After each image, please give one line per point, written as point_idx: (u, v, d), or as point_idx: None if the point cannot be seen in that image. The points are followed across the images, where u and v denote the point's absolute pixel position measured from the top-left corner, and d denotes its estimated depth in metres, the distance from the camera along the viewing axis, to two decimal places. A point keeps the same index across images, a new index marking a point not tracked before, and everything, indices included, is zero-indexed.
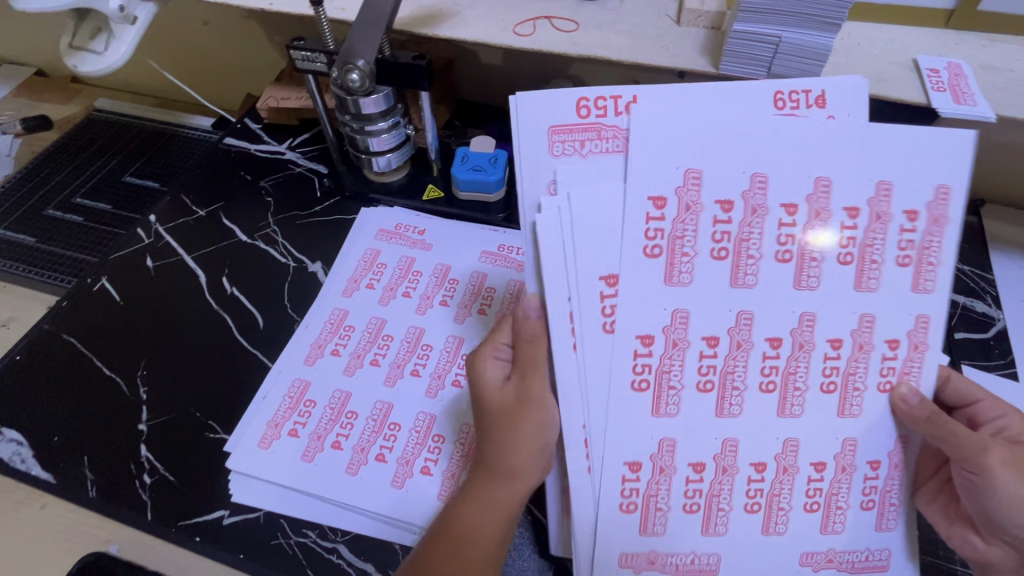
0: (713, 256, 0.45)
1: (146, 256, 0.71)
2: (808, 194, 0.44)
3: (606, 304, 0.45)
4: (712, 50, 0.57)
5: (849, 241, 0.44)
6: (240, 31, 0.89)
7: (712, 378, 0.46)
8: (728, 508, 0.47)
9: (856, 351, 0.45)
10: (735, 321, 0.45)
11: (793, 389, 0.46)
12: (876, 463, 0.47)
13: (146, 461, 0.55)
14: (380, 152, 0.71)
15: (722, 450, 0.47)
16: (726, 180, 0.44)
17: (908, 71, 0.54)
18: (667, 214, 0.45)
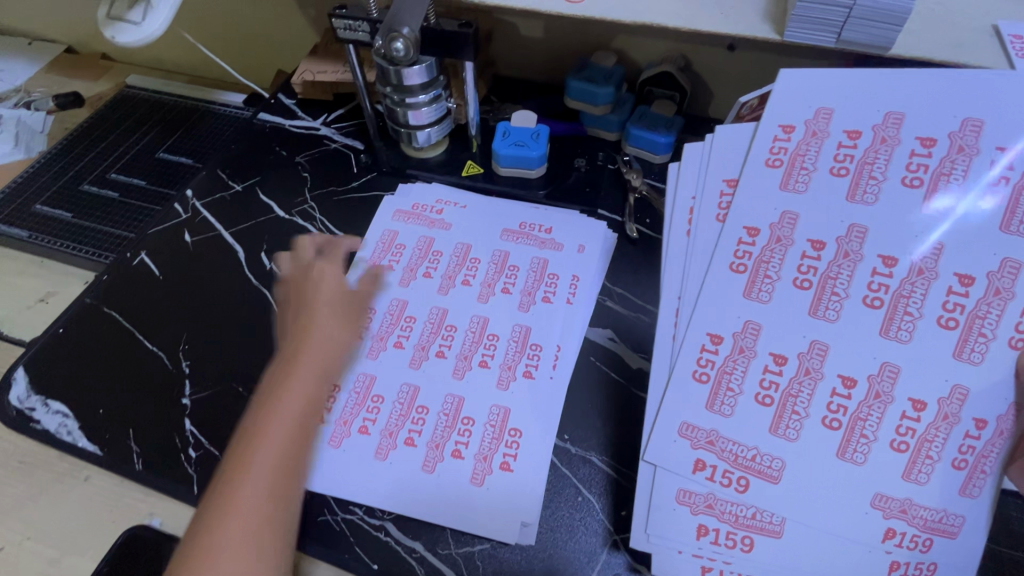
0: (833, 173, 0.48)
1: (184, 231, 0.70)
2: (952, 133, 0.46)
3: (723, 200, 0.50)
4: (775, 15, 0.55)
5: (999, 182, 0.45)
6: (274, 3, 0.87)
7: (812, 278, 0.47)
8: (803, 414, 0.46)
9: (991, 295, 0.44)
10: (847, 232, 0.47)
11: (904, 313, 0.45)
12: (983, 423, 0.44)
13: (191, 435, 0.55)
14: (419, 126, 0.69)
15: (807, 350, 0.46)
16: (858, 116, 0.48)
17: (987, 37, 0.51)
18: (794, 137, 0.49)
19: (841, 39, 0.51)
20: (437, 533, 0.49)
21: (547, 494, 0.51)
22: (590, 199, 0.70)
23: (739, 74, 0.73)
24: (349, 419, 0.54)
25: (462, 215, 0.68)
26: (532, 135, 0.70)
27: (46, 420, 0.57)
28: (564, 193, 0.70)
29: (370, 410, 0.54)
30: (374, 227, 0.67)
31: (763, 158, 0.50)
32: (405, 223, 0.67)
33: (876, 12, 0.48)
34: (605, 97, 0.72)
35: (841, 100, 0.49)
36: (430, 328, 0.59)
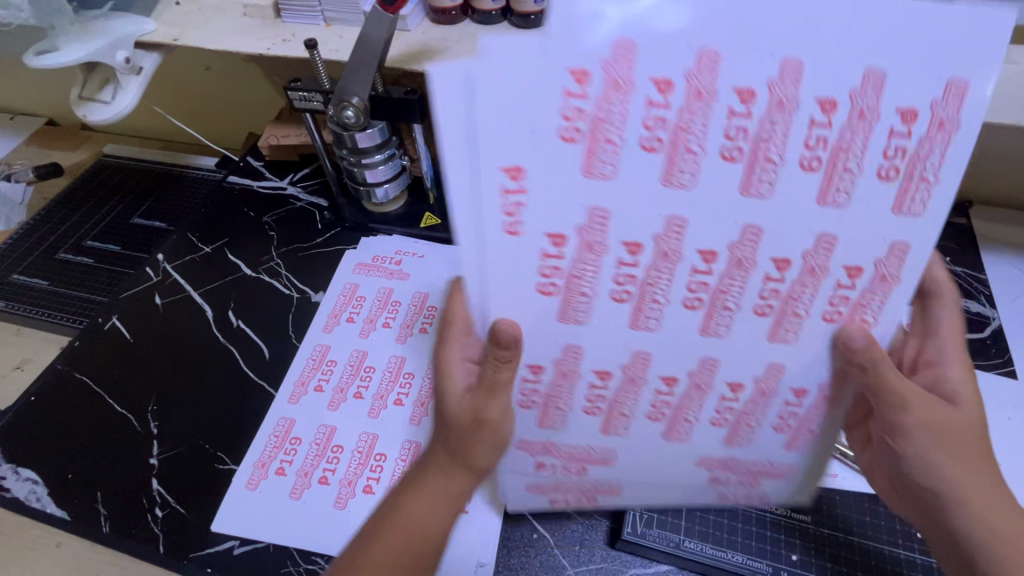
0: (723, 155, 0.33)
1: (155, 294, 0.73)
2: (771, 80, 0.32)
3: (509, 203, 0.35)
4: None
5: (819, 143, 0.33)
6: (241, 73, 0.92)
7: (630, 288, 0.38)
8: (756, 425, 0.43)
9: (805, 275, 0.37)
10: (665, 228, 0.36)
11: (791, 315, 0.39)
12: (803, 392, 0.42)
13: (157, 495, 0.56)
14: (377, 183, 0.73)
15: (629, 363, 0.42)
16: (668, 47, 0.31)
17: None
18: (590, 95, 0.32)
19: None
20: None
21: (501, 534, 0.52)
22: None
23: None
24: (310, 470, 0.56)
25: (419, 266, 0.72)
26: None
27: (16, 487, 0.58)
28: None
29: (330, 460, 0.56)
30: (335, 281, 0.71)
31: (551, 130, 0.33)
32: (366, 276, 0.71)
33: None
34: None
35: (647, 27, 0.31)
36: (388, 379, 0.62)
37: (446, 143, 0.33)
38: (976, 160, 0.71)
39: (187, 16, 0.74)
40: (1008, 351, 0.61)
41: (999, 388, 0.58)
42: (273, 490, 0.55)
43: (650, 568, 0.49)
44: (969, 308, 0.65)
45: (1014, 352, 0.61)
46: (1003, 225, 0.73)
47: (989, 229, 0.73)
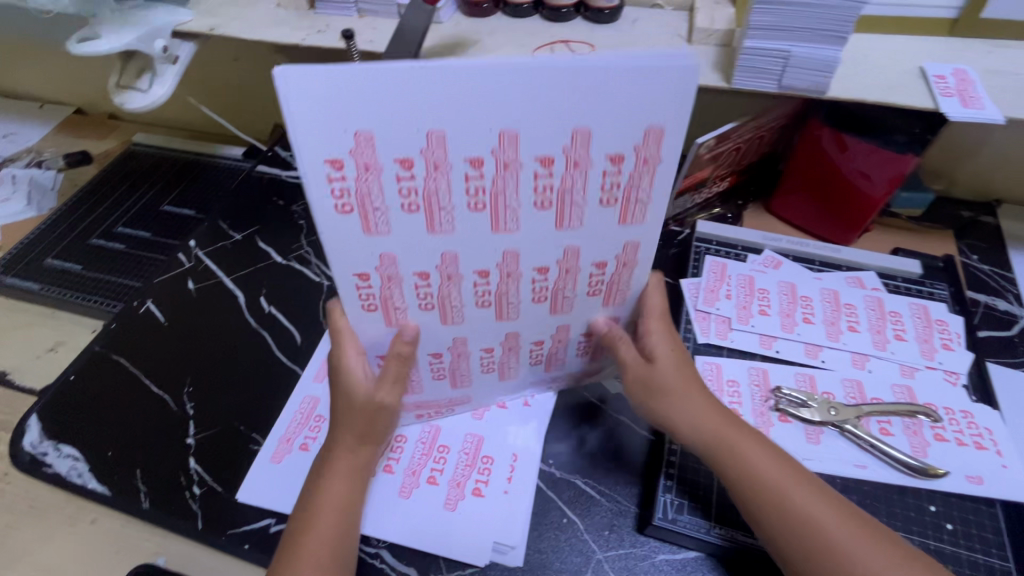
0: (470, 208, 0.39)
1: (188, 279, 0.74)
2: (495, 148, 0.36)
3: (336, 190, 0.37)
4: (723, 65, 0.60)
5: (546, 188, 0.38)
6: (269, 64, 0.93)
7: (416, 200, 0.38)
8: (572, 295, 0.47)
9: (570, 169, 0.37)
10: (428, 142, 0.35)
11: (570, 203, 0.39)
12: (603, 264, 0.44)
13: (195, 473, 0.57)
14: None
15: (562, 257, 0.43)
16: (471, 133, 0.35)
17: (916, 79, 0.56)
18: (460, 172, 0.37)
19: (782, 84, 0.56)
20: (432, 562, 0.51)
21: (534, 516, 0.53)
22: None
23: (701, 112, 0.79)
24: None
25: None
26: None
27: (58, 464, 0.59)
28: None
29: None
30: None
31: (325, 207, 0.37)
32: None
33: (810, 62, 0.53)
34: None
35: (409, 116, 0.34)
36: (443, 403, 0.57)
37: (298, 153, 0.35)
38: (1006, 159, 0.71)
39: (222, 6, 0.75)
40: None
41: None
42: (298, 463, 0.56)
43: (679, 554, 0.50)
44: (997, 306, 0.65)
45: None
46: None
47: (1015, 229, 0.73)
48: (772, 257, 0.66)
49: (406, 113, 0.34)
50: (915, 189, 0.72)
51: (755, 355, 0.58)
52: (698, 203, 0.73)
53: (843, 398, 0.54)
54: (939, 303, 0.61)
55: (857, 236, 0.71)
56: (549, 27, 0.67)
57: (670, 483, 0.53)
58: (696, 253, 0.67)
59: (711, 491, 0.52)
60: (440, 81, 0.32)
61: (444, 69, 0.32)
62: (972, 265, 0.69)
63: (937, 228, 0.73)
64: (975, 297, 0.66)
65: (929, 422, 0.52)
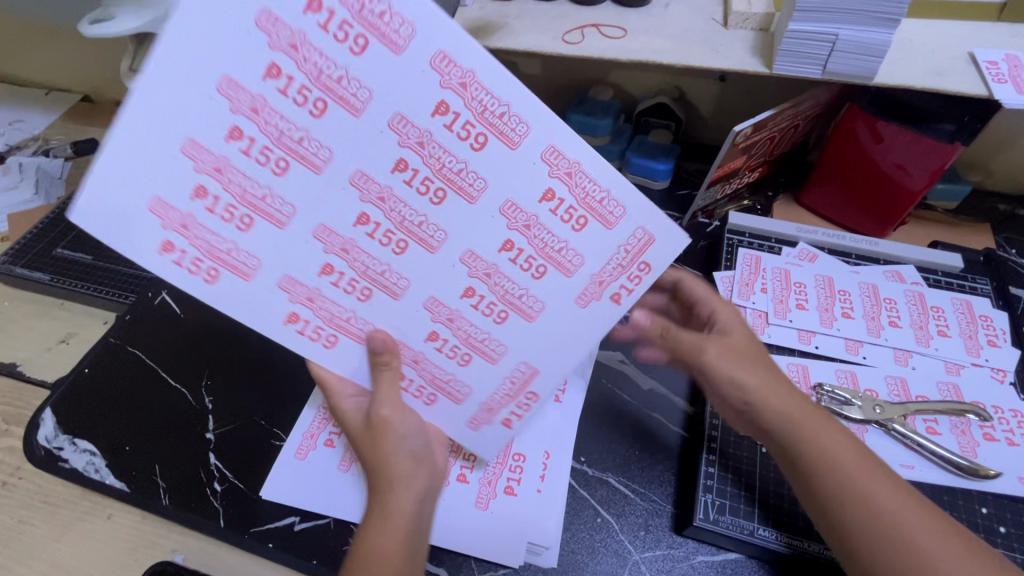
0: (279, 169, 0.36)
1: None
2: (232, 106, 0.34)
3: (188, 262, 0.37)
4: (762, 50, 0.58)
5: (300, 92, 0.34)
6: None
7: (275, 155, 0.35)
8: (461, 163, 0.37)
9: (309, 73, 0.33)
10: (198, 143, 0.34)
11: (336, 81, 0.34)
12: (444, 108, 0.35)
13: (215, 469, 0.56)
14: None
15: (411, 137, 0.36)
16: (190, 103, 0.33)
17: (966, 65, 0.54)
18: (249, 123, 0.34)
19: (827, 70, 0.54)
20: (463, 563, 0.49)
21: (567, 516, 0.51)
22: None
23: (730, 102, 0.77)
24: None
25: None
26: None
27: (74, 458, 0.58)
28: None
29: None
30: None
31: (194, 284, 0.38)
32: None
33: (859, 46, 0.51)
34: (605, 128, 0.76)
35: (182, 113, 0.33)
36: (509, 388, 0.46)
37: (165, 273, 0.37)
38: None
39: None
40: None
41: None
42: (323, 461, 0.54)
43: (719, 555, 0.49)
44: None
45: None
46: None
47: None
48: (807, 250, 0.64)
49: (180, 100, 0.33)
50: (952, 181, 0.70)
51: (793, 350, 0.57)
52: (726, 194, 0.72)
53: (887, 395, 0.52)
54: (983, 298, 0.59)
55: (892, 229, 0.69)
56: (579, 10, 0.65)
57: (710, 482, 0.51)
58: (728, 246, 0.65)
59: (754, 491, 0.50)
60: (180, 43, 0.31)
61: (168, 114, 0.33)
62: (1012, 259, 0.67)
63: (974, 222, 0.71)
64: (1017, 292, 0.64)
65: (978, 421, 0.50)
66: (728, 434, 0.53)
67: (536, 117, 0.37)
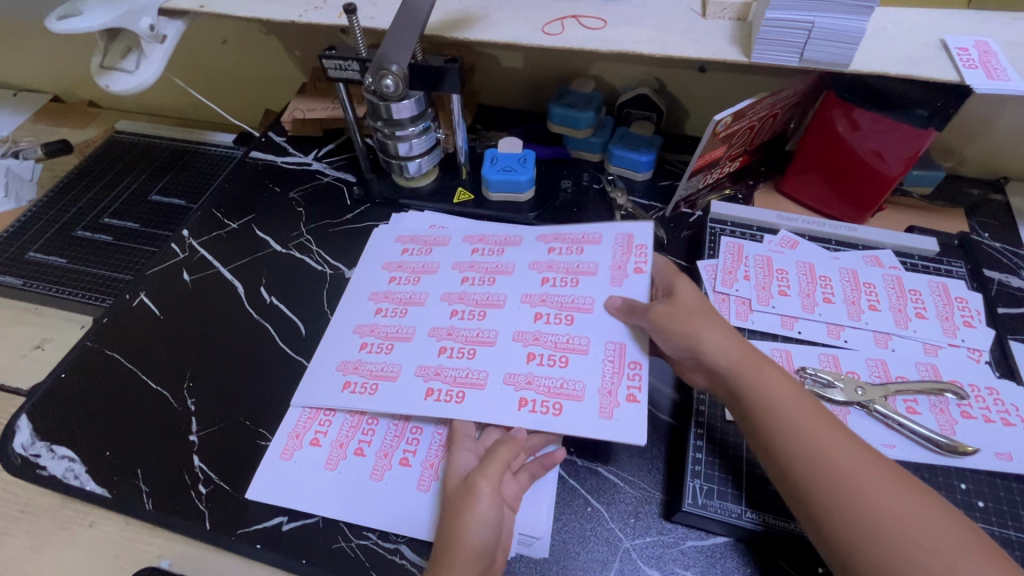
0: (401, 312, 0.60)
1: (183, 270, 0.71)
2: (379, 299, 0.63)
3: (360, 388, 0.55)
4: (740, 39, 0.59)
5: (403, 281, 0.64)
6: (260, 47, 0.89)
7: (391, 307, 0.61)
8: (489, 264, 0.63)
9: (409, 268, 0.65)
10: (363, 322, 0.61)
11: (428, 268, 0.64)
12: (461, 267, 0.64)
13: (200, 471, 0.55)
14: (410, 156, 0.72)
15: (463, 268, 0.63)
16: (350, 311, 0.63)
17: (938, 52, 0.55)
18: (400, 287, 0.63)
19: (804, 58, 0.55)
20: None
21: (557, 506, 0.51)
22: (578, 219, 0.73)
23: (711, 92, 0.78)
24: (345, 441, 0.54)
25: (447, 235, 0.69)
26: (519, 160, 0.73)
27: (52, 466, 0.56)
28: (553, 215, 0.73)
29: (365, 432, 0.54)
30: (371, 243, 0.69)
31: (365, 400, 0.54)
32: (400, 248, 0.68)
33: (835, 34, 0.52)
34: (587, 120, 0.76)
35: (345, 320, 0.62)
36: (612, 367, 0.52)
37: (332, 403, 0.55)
38: (1017, 136, 0.70)
39: None
40: None
41: None
42: (309, 461, 0.53)
43: (708, 540, 0.49)
44: (1011, 283, 0.65)
45: None
46: None
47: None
48: (788, 237, 0.65)
49: (346, 318, 0.62)
50: (928, 166, 0.71)
51: (776, 336, 0.57)
52: (708, 184, 0.72)
53: (868, 377, 0.53)
54: (958, 281, 0.61)
55: (870, 215, 0.70)
56: (559, 1, 0.65)
57: (698, 468, 0.51)
58: (711, 234, 0.67)
59: (740, 475, 0.51)
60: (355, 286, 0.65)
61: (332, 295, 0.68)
62: (984, 243, 0.69)
63: (947, 206, 0.72)
64: (989, 274, 0.65)
65: (956, 400, 0.51)
66: (715, 420, 0.54)
67: (517, 232, 0.67)
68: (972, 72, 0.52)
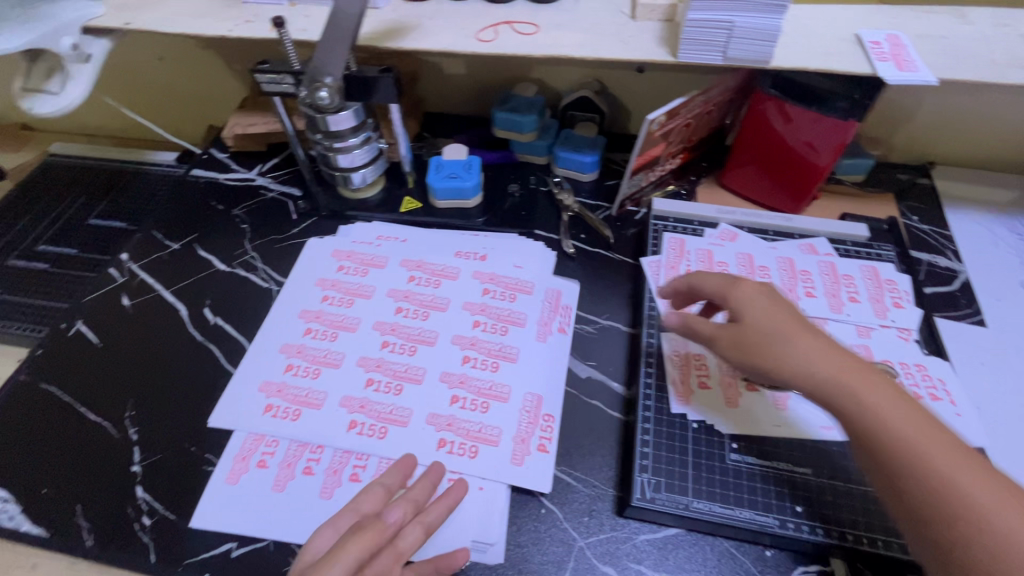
0: (330, 335, 0.61)
1: (122, 295, 0.69)
2: (312, 317, 0.63)
3: (287, 412, 0.56)
4: (668, 39, 0.60)
5: (334, 301, 0.64)
6: (197, 62, 0.87)
7: (319, 328, 0.62)
8: (425, 294, 0.64)
9: (343, 292, 0.65)
10: (288, 345, 0.61)
11: (362, 293, 0.64)
12: (396, 293, 0.64)
13: (143, 503, 0.53)
14: (353, 168, 0.71)
15: (398, 295, 0.64)
16: (279, 330, 0.62)
17: (853, 46, 0.57)
18: (331, 309, 0.63)
19: (727, 56, 0.56)
20: None
21: (511, 511, 0.51)
22: (527, 222, 0.73)
23: (650, 92, 0.79)
24: (292, 461, 0.53)
25: (391, 248, 0.69)
26: (464, 166, 0.73)
27: None
28: (502, 219, 0.74)
29: (313, 450, 0.54)
30: (309, 256, 0.69)
31: (286, 424, 0.55)
32: (339, 261, 0.68)
33: (754, 32, 0.54)
34: (530, 124, 0.76)
35: (271, 338, 0.62)
36: (528, 417, 0.55)
37: (255, 426, 0.55)
38: (938, 122, 0.74)
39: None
40: (976, 301, 0.64)
41: (971, 336, 0.61)
42: (254, 484, 0.52)
43: (660, 532, 0.50)
44: (939, 263, 0.68)
45: (982, 301, 0.64)
46: (963, 184, 0.77)
47: (949, 187, 0.77)
48: (727, 231, 0.67)
49: (272, 335, 0.62)
50: (859, 155, 0.73)
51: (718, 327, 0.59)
52: (651, 181, 0.74)
53: None
54: (888, 264, 0.63)
55: (806, 205, 0.73)
56: (492, 8, 0.65)
57: (645, 462, 0.52)
58: (654, 231, 0.68)
59: (687, 466, 0.52)
60: (286, 305, 0.64)
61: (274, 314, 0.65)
62: (913, 226, 0.72)
63: (878, 192, 0.75)
64: (919, 256, 0.68)
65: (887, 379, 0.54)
66: (661, 413, 0.55)
67: (453, 259, 0.67)
68: (883, 64, 0.54)
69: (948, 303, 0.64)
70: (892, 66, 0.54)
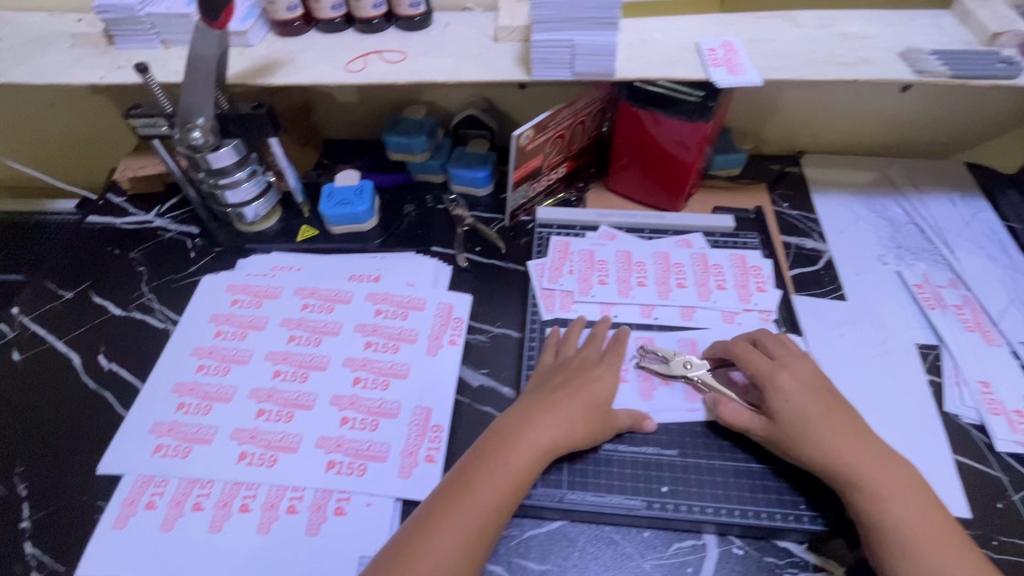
0: (222, 370, 0.62)
1: (12, 350, 0.68)
2: (204, 353, 0.63)
3: (177, 450, 0.56)
4: (525, 59, 0.64)
5: (226, 335, 0.65)
6: (88, 107, 0.87)
7: (212, 365, 0.62)
8: (318, 318, 0.65)
9: (236, 325, 0.65)
10: (180, 385, 0.61)
11: (255, 325, 0.65)
12: (290, 322, 0.65)
13: (32, 558, 0.52)
14: (244, 202, 0.72)
15: (290, 323, 0.65)
16: (171, 370, 0.62)
17: (692, 53, 0.61)
18: (223, 343, 0.64)
19: (576, 72, 0.60)
20: None
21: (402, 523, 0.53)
22: (423, 241, 0.76)
23: (536, 106, 0.83)
24: (182, 499, 0.54)
25: (285, 278, 0.70)
26: (355, 192, 0.75)
27: None
28: (399, 239, 0.76)
29: (202, 486, 0.54)
30: (201, 293, 0.69)
31: (176, 463, 0.55)
32: (233, 295, 0.68)
33: (594, 48, 0.58)
34: (421, 145, 0.79)
35: (160, 381, 0.62)
36: (416, 430, 0.57)
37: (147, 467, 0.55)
38: (798, 114, 0.80)
39: (6, 52, 0.69)
40: (838, 277, 0.70)
41: (831, 311, 0.66)
42: (144, 525, 0.52)
43: (545, 526, 0.52)
44: (805, 245, 0.73)
45: (843, 278, 0.70)
46: (830, 169, 0.83)
47: (818, 173, 0.82)
48: (608, 232, 0.71)
49: (164, 377, 0.62)
50: (730, 150, 0.78)
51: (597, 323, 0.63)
52: (539, 191, 0.77)
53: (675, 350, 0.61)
54: (753, 250, 0.68)
55: (684, 202, 0.77)
56: (363, 39, 0.68)
57: None
58: (541, 238, 0.72)
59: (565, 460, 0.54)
60: (179, 343, 0.65)
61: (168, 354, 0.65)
62: (784, 212, 0.77)
63: (752, 183, 0.80)
64: (788, 241, 0.74)
65: None
66: None
67: (342, 282, 0.69)
68: (714, 67, 0.59)
69: (812, 283, 0.69)
70: (722, 69, 0.59)
